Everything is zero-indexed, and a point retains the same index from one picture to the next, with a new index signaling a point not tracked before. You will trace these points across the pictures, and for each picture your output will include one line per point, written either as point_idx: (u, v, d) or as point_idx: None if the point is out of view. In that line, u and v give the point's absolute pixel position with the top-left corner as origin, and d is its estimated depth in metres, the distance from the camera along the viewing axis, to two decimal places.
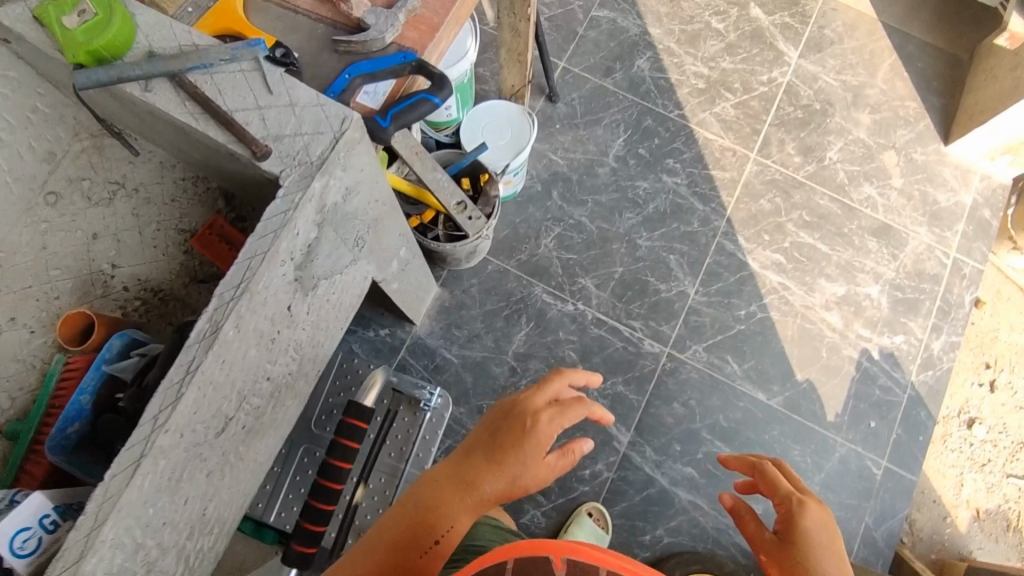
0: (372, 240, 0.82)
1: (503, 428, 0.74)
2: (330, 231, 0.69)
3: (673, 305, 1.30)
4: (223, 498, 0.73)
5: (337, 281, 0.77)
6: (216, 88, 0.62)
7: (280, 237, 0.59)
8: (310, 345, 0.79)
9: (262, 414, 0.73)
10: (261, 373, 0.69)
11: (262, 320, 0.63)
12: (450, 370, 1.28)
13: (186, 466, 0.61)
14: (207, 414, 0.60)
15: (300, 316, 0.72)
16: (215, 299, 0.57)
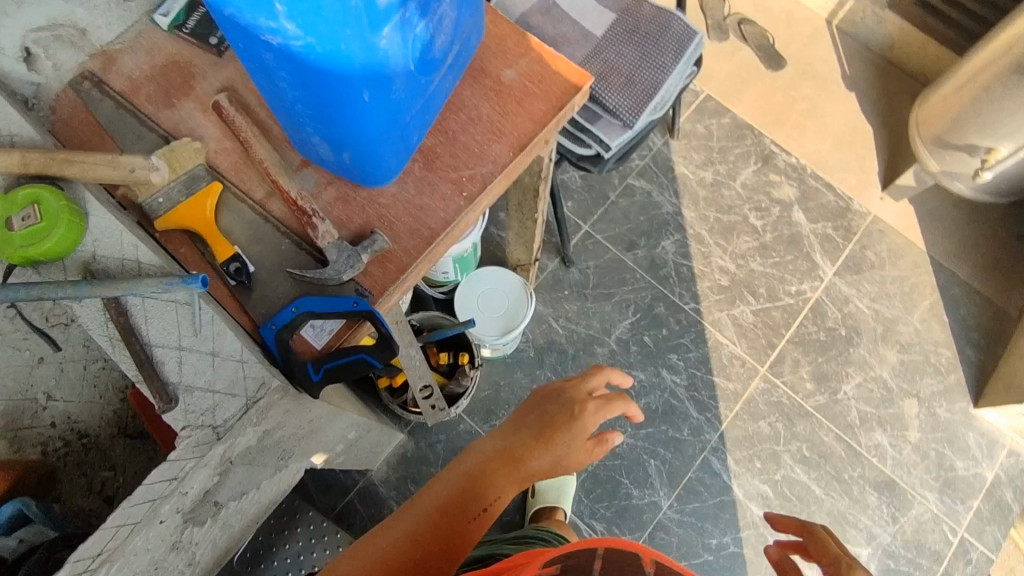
0: (303, 448, 0.79)
1: (543, 411, 0.78)
2: (238, 468, 0.65)
3: (642, 516, 1.20)
4: None
5: (251, 493, 0.74)
6: (144, 315, 0.60)
7: (160, 503, 0.56)
8: (210, 549, 0.75)
9: None
10: None
11: (133, 568, 0.60)
12: None
13: None
14: None
15: (193, 541, 0.68)
16: (67, 566, 0.53)
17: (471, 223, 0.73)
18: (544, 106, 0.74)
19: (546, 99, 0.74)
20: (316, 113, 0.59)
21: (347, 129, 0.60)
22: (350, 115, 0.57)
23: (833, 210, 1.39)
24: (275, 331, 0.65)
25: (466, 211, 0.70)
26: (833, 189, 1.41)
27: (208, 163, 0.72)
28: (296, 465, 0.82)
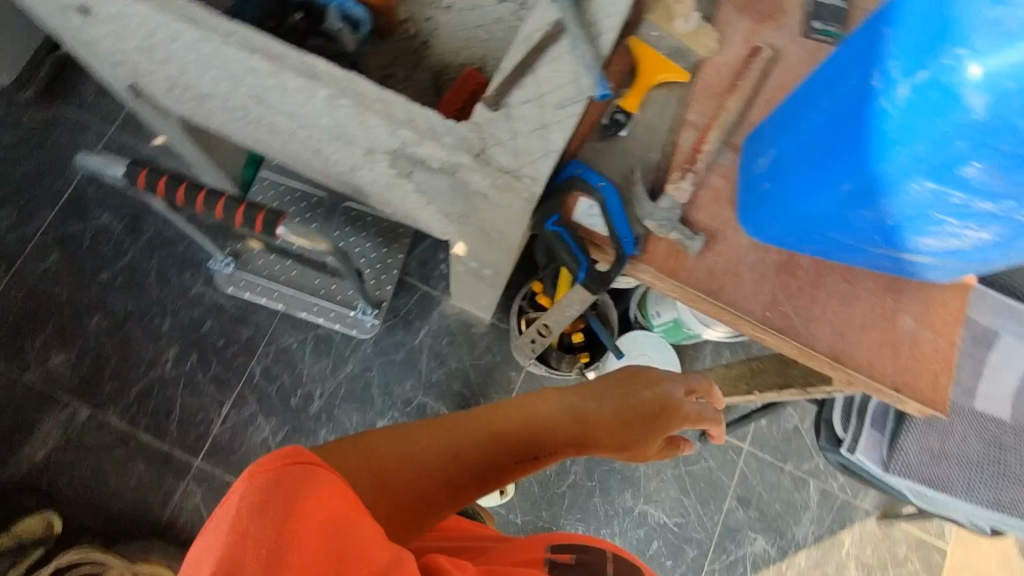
0: (471, 236, 0.83)
1: (644, 403, 0.71)
2: (441, 184, 0.69)
3: None
4: (224, 118, 0.84)
5: (421, 204, 0.80)
6: (554, 54, 0.63)
7: (404, 131, 0.62)
8: (366, 185, 0.83)
9: (292, 142, 0.80)
10: (317, 139, 0.75)
11: (345, 129, 0.68)
12: (406, 334, 1.30)
13: (218, 76, 0.70)
14: (258, 88, 0.68)
15: (369, 168, 0.76)
16: (345, 76, 0.62)
17: (733, 328, 0.69)
18: (889, 374, 0.65)
19: (895, 370, 0.66)
20: (804, 143, 0.57)
21: (797, 181, 0.58)
22: (818, 176, 0.55)
23: None
24: (577, 173, 0.68)
25: (745, 320, 0.67)
26: None
27: (705, 58, 0.74)
28: (449, 232, 0.86)
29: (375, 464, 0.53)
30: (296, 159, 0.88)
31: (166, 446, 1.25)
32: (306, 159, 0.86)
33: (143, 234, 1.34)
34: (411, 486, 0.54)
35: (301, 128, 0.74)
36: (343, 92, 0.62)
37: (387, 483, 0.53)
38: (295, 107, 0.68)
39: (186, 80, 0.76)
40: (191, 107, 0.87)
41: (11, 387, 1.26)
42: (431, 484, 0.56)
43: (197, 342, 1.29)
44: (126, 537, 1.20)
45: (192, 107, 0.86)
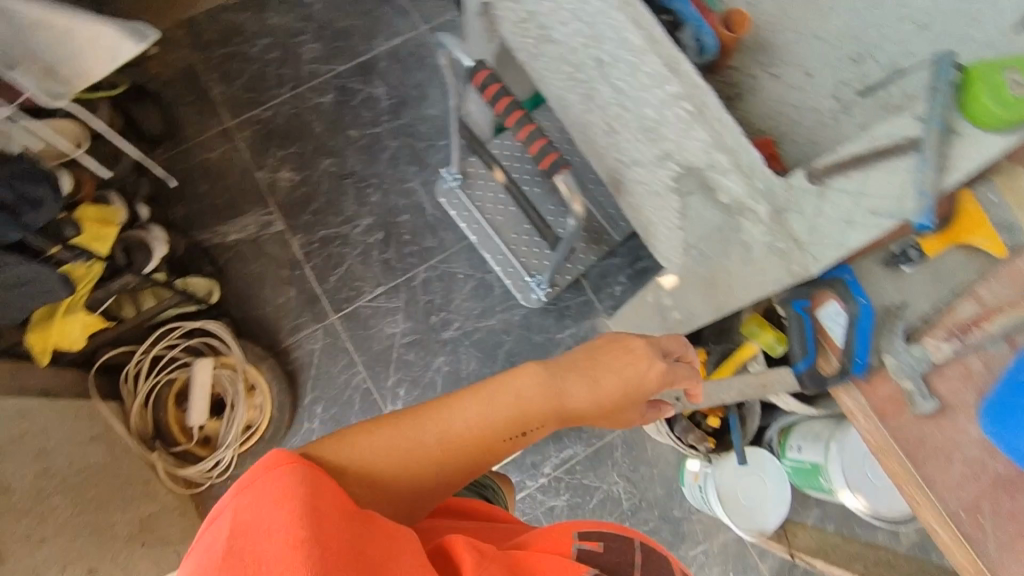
0: (696, 276, 0.84)
1: (622, 369, 0.66)
2: (716, 217, 0.70)
3: None
4: (555, 60, 0.89)
5: (674, 224, 0.82)
6: (903, 160, 0.57)
7: (723, 157, 0.63)
8: (634, 182, 0.86)
9: (599, 111, 0.85)
10: (626, 122, 0.78)
11: (665, 127, 0.71)
12: (557, 325, 1.33)
13: (587, 27, 0.76)
14: (616, 52, 0.72)
15: (654, 168, 0.78)
16: (699, 84, 0.63)
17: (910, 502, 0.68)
18: None
19: None
20: None
21: None
22: None
23: None
24: (844, 277, 0.72)
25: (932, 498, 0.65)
26: None
27: None
28: (673, 260, 0.88)
29: (363, 463, 0.54)
30: (585, 127, 0.92)
31: (319, 291, 1.35)
32: (594, 131, 0.90)
33: (401, 118, 1.46)
34: (403, 472, 0.56)
35: (620, 104, 0.78)
36: (690, 98, 0.64)
37: (378, 477, 0.55)
38: (634, 84, 0.72)
39: (552, 15, 0.83)
40: (530, 36, 0.93)
41: (240, 176, 1.42)
42: (425, 469, 0.57)
43: (389, 225, 1.39)
44: (249, 339, 1.31)
45: (532, 40, 0.92)
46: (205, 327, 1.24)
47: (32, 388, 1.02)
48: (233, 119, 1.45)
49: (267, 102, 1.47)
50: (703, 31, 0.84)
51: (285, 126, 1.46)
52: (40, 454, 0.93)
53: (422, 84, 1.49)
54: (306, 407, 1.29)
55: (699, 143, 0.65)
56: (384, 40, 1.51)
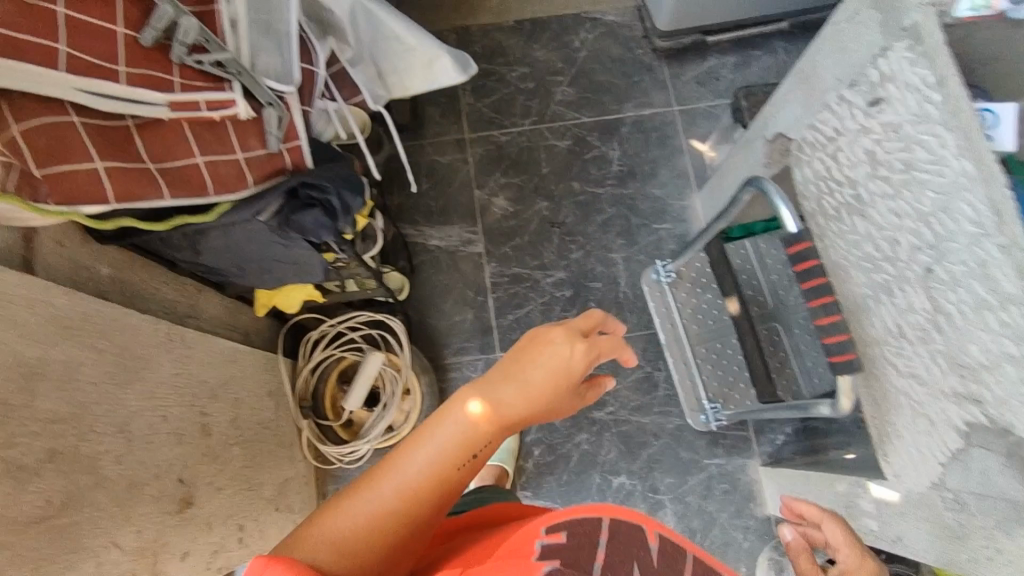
0: (938, 518, 0.76)
1: (551, 362, 0.67)
2: (1009, 492, 0.64)
3: None
4: (861, 231, 0.83)
5: (942, 457, 0.74)
6: None
7: None
8: (903, 390, 0.80)
9: (896, 307, 0.78)
10: (939, 339, 0.72)
11: (1003, 377, 0.63)
12: (707, 447, 1.33)
13: (939, 233, 0.69)
14: (973, 279, 0.65)
15: (944, 400, 0.73)
16: None
17: None
18: None
19: None
20: None
21: None
22: None
23: None
24: None
25: None
26: None
27: None
28: (908, 481, 0.81)
29: (340, 538, 0.53)
30: (856, 312, 0.88)
31: (494, 325, 1.37)
32: (867, 322, 0.85)
33: (625, 188, 1.45)
34: (375, 536, 0.54)
35: (940, 320, 0.71)
36: None
37: (352, 551, 0.53)
38: (969, 319, 0.66)
39: (891, 197, 0.77)
40: (837, 195, 0.88)
41: (460, 188, 1.44)
42: (393, 525, 0.55)
43: (581, 286, 1.39)
44: (418, 346, 1.35)
45: (835, 207, 0.88)
46: (387, 322, 1.27)
47: (241, 331, 1.09)
48: (471, 133, 1.47)
49: (508, 127, 1.48)
50: None
51: (515, 156, 1.47)
52: (235, 403, 0.98)
53: (656, 162, 1.47)
54: None
55: None
56: (634, 108, 1.51)
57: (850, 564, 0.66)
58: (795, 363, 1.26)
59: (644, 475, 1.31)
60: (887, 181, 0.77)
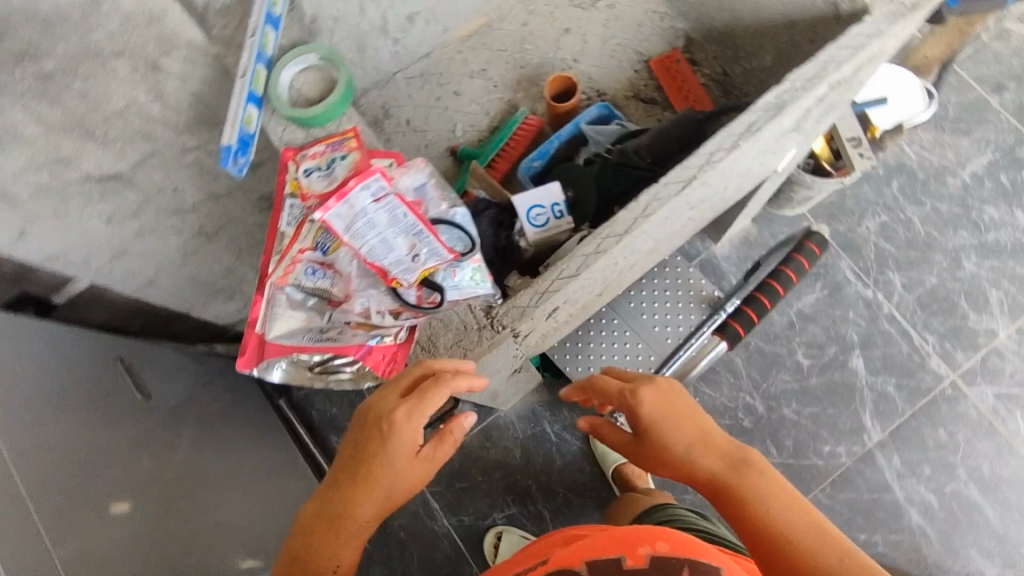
0: (805, 134, 0.93)
1: (378, 460, 0.59)
2: (823, 102, 0.80)
3: (977, 337, 1.38)
4: (622, 281, 0.84)
5: (776, 153, 0.88)
6: None
7: (841, 64, 0.72)
8: (727, 197, 0.89)
9: (687, 224, 0.84)
10: (724, 185, 0.80)
11: (779, 131, 0.74)
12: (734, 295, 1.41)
13: (672, 216, 0.73)
14: (711, 182, 0.72)
15: (748, 170, 0.84)
16: (783, 87, 0.70)
17: None
18: None
19: None
20: None
21: None
22: None
23: None
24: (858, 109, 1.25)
25: None
26: None
27: None
28: (772, 166, 0.96)
29: None
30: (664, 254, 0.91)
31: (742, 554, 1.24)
32: (673, 244, 0.90)
33: (529, 489, 1.24)
34: None
35: (715, 191, 0.79)
36: (795, 87, 0.71)
37: None
38: (733, 169, 0.75)
39: (620, 269, 0.77)
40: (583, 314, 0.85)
41: None
42: None
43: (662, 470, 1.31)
44: None
45: (593, 307, 0.85)
46: None
47: None
48: None
49: None
50: (588, 115, 0.90)
51: None
52: None
53: (484, 465, 1.26)
54: (870, 551, 1.25)
55: (811, 102, 0.73)
56: (435, 516, 1.24)
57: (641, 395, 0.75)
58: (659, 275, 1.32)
59: (787, 340, 1.38)
60: (607, 279, 0.76)
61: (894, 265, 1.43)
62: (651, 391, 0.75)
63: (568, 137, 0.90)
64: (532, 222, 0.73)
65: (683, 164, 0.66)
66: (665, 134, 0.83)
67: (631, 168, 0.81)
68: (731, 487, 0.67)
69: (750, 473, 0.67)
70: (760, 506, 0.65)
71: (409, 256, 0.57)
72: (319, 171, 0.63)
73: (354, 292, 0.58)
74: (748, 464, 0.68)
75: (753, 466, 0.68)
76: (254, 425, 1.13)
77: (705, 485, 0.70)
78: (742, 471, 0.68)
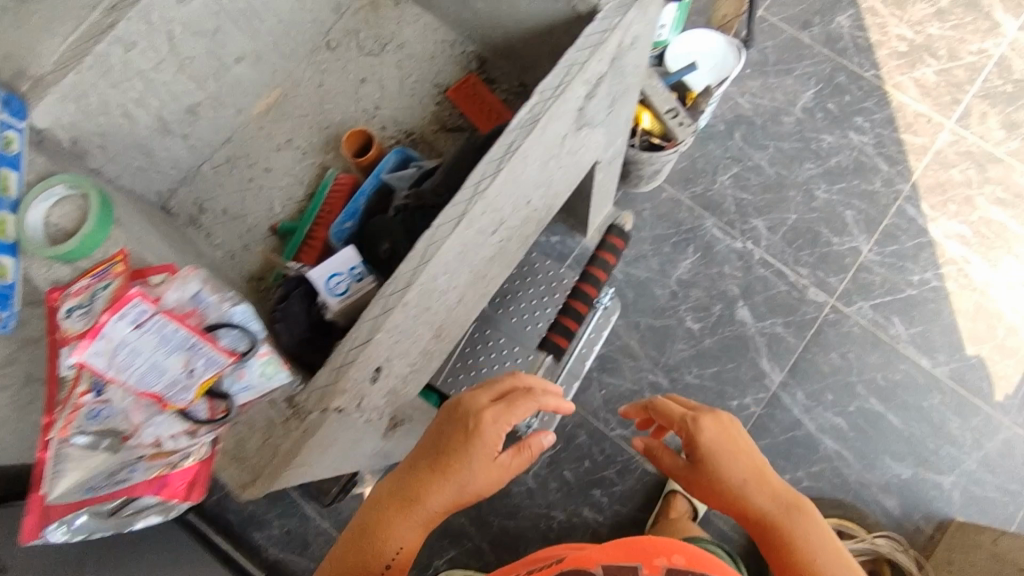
0: (615, 111, 0.90)
1: (466, 457, 0.70)
2: (603, 93, 0.79)
3: (844, 259, 1.42)
4: (461, 312, 0.86)
5: (587, 134, 0.86)
6: None
7: (597, 51, 0.67)
8: (552, 194, 0.88)
9: (510, 238, 0.83)
10: (528, 195, 0.78)
11: (554, 132, 0.71)
12: (614, 283, 1.43)
13: (470, 248, 0.72)
14: (496, 206, 0.70)
15: (553, 173, 0.82)
16: (538, 93, 0.66)
17: None
18: None
19: None
20: None
21: None
22: None
23: None
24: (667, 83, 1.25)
25: None
26: None
27: None
28: (592, 150, 0.95)
29: None
30: (503, 271, 0.92)
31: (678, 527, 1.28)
32: (511, 257, 0.90)
33: (461, 526, 1.31)
34: None
35: (519, 204, 0.77)
36: (551, 90, 0.66)
37: None
38: (522, 184, 0.73)
39: (440, 310, 0.77)
40: (432, 357, 0.90)
41: None
42: None
43: (586, 469, 1.34)
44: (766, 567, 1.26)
45: (439, 341, 0.86)
46: None
47: None
48: None
49: None
50: (385, 164, 0.90)
51: None
52: None
53: None
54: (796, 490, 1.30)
55: (575, 100, 0.70)
56: None
57: (707, 426, 0.76)
58: (533, 285, 1.35)
59: (674, 311, 1.41)
60: (428, 325, 0.77)
61: (756, 212, 1.47)
62: (716, 423, 0.77)
63: (371, 191, 0.90)
64: (331, 290, 0.72)
65: (453, 200, 0.65)
66: (461, 164, 0.83)
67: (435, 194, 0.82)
68: (782, 529, 0.69)
69: (804, 520, 0.70)
70: (809, 553, 0.67)
71: (186, 373, 0.57)
72: (78, 309, 0.60)
73: (141, 424, 0.57)
74: (801, 510, 0.71)
75: (804, 513, 0.70)
76: (167, 549, 1.10)
77: (754, 523, 0.72)
78: (794, 516, 0.70)
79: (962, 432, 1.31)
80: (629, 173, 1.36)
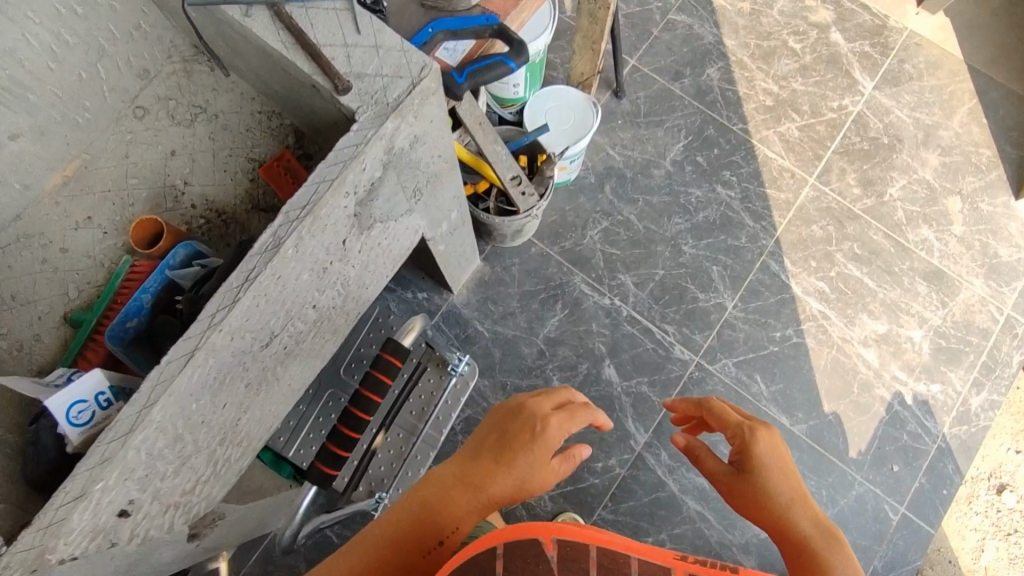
0: (428, 195, 0.86)
1: (535, 452, 0.73)
2: (389, 191, 0.74)
3: (709, 315, 1.41)
4: (253, 414, 0.82)
5: (391, 227, 0.81)
6: (310, 22, 0.65)
7: (350, 166, 0.62)
8: (356, 285, 0.84)
9: (302, 339, 0.79)
10: (309, 300, 0.73)
11: (319, 246, 0.67)
12: (480, 342, 1.39)
13: (232, 369, 0.68)
14: (255, 326, 0.66)
15: (345, 272, 0.77)
16: (283, 215, 0.61)
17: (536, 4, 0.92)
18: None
19: None
20: None
21: None
22: None
23: (870, 30, 1.56)
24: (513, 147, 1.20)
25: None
26: (863, 39, 1.56)
27: None
28: (410, 235, 0.91)
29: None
30: (308, 363, 0.88)
31: None
32: (317, 349, 0.86)
33: None
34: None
35: (297, 313, 0.73)
36: (297, 213, 0.61)
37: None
38: (291, 296, 0.68)
39: (213, 426, 0.73)
40: (230, 460, 0.85)
41: None
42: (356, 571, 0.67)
43: None
44: None
45: (229, 445, 0.81)
46: None
47: None
48: None
49: None
50: (174, 256, 0.86)
51: None
52: None
53: None
54: None
55: (336, 213, 0.65)
56: None
57: (764, 441, 0.76)
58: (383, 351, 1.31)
59: (540, 370, 1.38)
60: (197, 444, 0.72)
61: (625, 267, 1.44)
62: (772, 438, 0.76)
63: (156, 291, 0.85)
64: (70, 420, 0.65)
65: (185, 334, 0.60)
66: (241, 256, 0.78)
67: (214, 286, 0.77)
68: (816, 551, 0.66)
69: (841, 551, 0.66)
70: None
71: None
72: None
73: None
74: (836, 540, 0.68)
75: (841, 545, 0.67)
76: None
77: (784, 538, 0.69)
78: (832, 544, 0.67)
79: (819, 490, 1.31)
80: (489, 232, 1.32)
